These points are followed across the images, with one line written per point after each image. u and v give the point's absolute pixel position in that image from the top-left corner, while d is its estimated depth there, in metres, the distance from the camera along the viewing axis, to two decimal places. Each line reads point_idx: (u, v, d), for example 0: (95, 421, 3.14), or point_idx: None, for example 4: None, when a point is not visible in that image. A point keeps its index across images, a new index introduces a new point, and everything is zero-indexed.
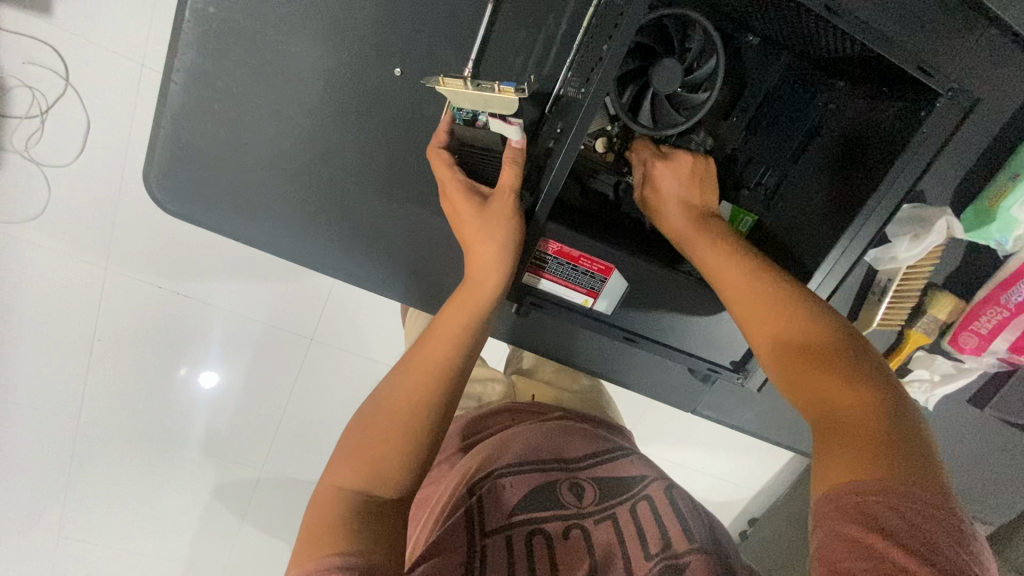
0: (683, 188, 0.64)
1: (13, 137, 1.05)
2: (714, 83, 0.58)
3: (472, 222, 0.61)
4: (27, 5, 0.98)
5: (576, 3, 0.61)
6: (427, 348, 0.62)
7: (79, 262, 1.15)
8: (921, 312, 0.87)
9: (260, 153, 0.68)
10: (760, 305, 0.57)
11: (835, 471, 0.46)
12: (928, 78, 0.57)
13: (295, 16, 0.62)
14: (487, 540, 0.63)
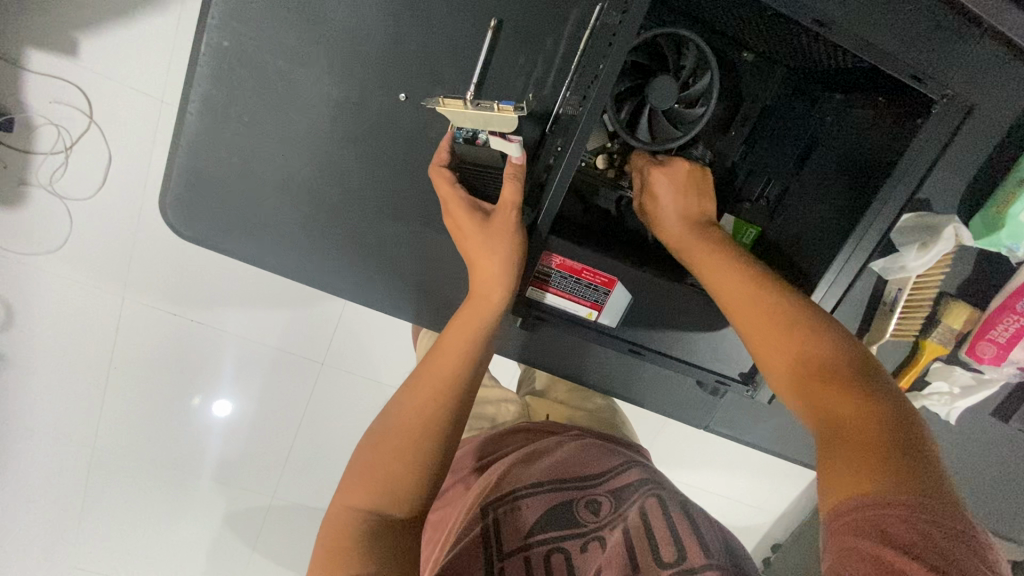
0: (678, 197, 0.63)
1: (39, 172, 1.10)
2: (710, 99, 0.60)
3: (476, 238, 0.62)
4: (56, 48, 1.03)
5: (572, 27, 0.64)
6: (432, 364, 0.62)
7: (98, 291, 1.18)
8: (936, 321, 0.86)
9: (270, 180, 0.70)
10: (763, 316, 0.57)
11: (843, 486, 0.45)
12: (922, 87, 0.57)
13: (304, 47, 0.64)
14: (506, 561, 0.62)
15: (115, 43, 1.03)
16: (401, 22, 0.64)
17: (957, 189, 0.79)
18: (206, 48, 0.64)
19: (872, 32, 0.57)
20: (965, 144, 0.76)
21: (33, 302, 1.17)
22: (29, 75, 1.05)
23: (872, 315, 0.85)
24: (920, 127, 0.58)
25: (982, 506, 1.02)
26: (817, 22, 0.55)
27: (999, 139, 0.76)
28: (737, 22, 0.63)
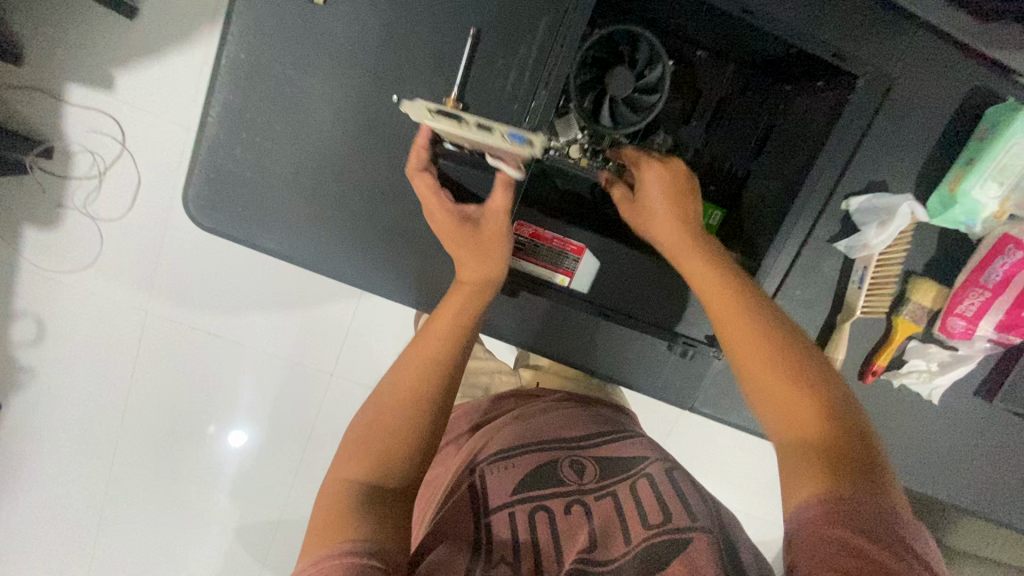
0: (669, 200, 0.68)
1: (75, 197, 1.23)
2: (663, 86, 0.68)
3: (469, 245, 0.71)
4: (96, 83, 1.17)
5: (542, 31, 0.73)
6: (426, 337, 0.70)
7: (127, 301, 1.29)
8: (905, 298, 0.90)
9: (279, 176, 0.79)
10: (745, 321, 0.63)
11: (813, 489, 0.54)
12: (844, 63, 0.65)
13: (309, 58, 0.74)
14: (491, 517, 0.66)
15: (147, 76, 1.16)
16: (393, 35, 0.74)
17: (914, 170, 0.84)
18: (226, 62, 0.74)
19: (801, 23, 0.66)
20: (917, 125, 0.82)
21: (65, 315, 1.30)
22: (72, 108, 1.18)
23: (843, 291, 0.89)
24: (849, 103, 0.66)
25: (980, 490, 1.01)
26: (744, 9, 0.63)
27: (948, 122, 0.82)
28: (686, 20, 0.71)
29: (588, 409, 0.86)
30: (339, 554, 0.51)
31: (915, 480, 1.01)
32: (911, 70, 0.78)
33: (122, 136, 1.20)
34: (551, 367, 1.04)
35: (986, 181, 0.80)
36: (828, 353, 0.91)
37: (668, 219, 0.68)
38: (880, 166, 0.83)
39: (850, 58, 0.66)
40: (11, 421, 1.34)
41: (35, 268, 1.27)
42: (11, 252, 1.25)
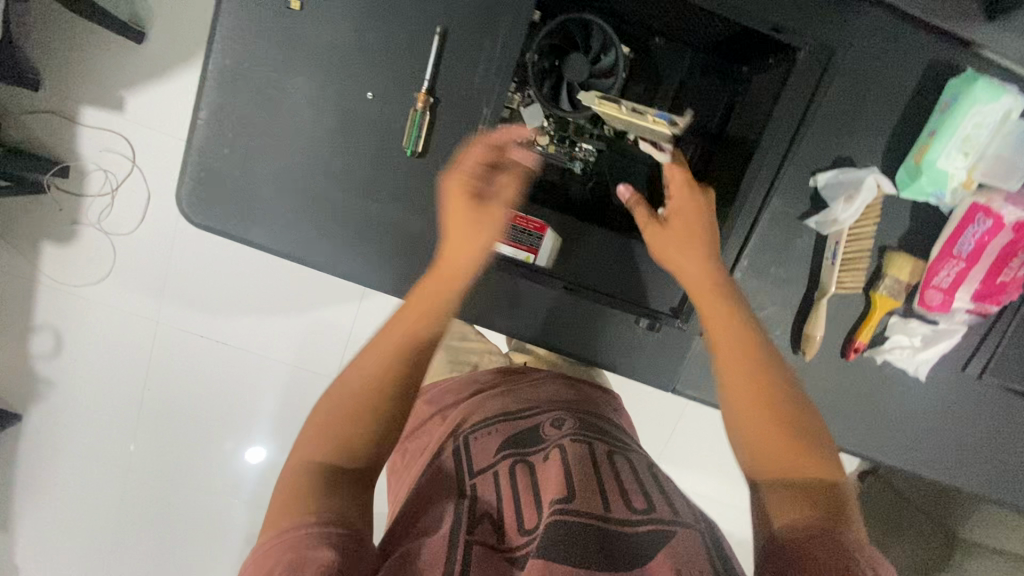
0: (688, 242, 0.74)
1: (89, 213, 1.30)
2: (617, 70, 0.72)
3: (470, 219, 0.74)
4: (107, 104, 1.25)
5: (505, 26, 0.77)
6: (415, 301, 0.72)
7: (138, 309, 1.35)
8: (881, 273, 0.90)
9: (265, 174, 0.84)
10: (736, 340, 0.70)
11: (784, 510, 0.60)
12: (785, 37, 0.69)
13: (288, 62, 0.79)
14: (475, 477, 0.66)
15: (153, 96, 1.24)
16: (366, 37, 0.78)
17: (879, 144, 0.85)
18: (213, 69, 0.79)
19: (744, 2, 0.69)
20: (879, 99, 0.83)
21: (80, 325, 1.36)
22: (87, 129, 1.26)
23: (818, 268, 0.91)
24: (794, 72, 0.70)
25: (974, 467, 1.00)
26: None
27: (910, 96, 0.83)
28: (639, 8, 0.75)
29: (577, 387, 0.87)
30: (304, 529, 0.54)
31: (906, 459, 1.00)
32: (867, 46, 0.81)
33: (130, 153, 1.27)
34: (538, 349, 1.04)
35: (950, 151, 0.81)
36: (806, 330, 0.91)
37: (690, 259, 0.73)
38: (846, 141, 0.85)
39: (790, 31, 0.69)
40: (32, 429, 1.41)
41: (52, 282, 1.34)
42: (32, 267, 1.33)
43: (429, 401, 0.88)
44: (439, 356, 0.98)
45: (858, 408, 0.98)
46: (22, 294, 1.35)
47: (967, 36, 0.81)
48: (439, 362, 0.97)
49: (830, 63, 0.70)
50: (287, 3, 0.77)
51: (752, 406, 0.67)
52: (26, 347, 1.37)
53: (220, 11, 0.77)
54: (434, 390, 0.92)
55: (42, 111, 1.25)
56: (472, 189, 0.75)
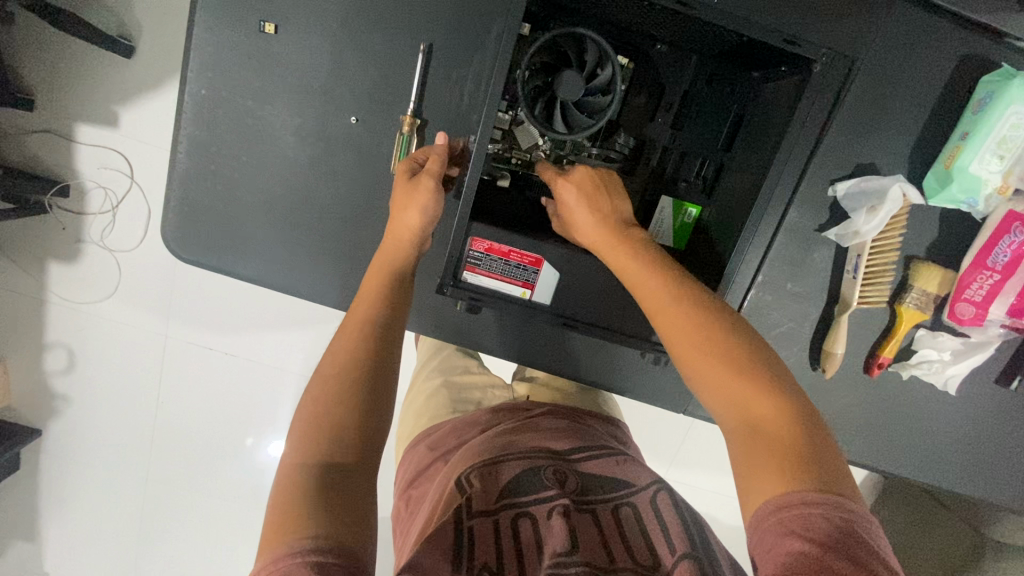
0: (587, 198, 0.64)
1: (91, 231, 1.27)
2: (615, 87, 0.66)
3: (402, 193, 0.68)
4: (98, 120, 1.20)
5: (494, 42, 0.73)
6: (350, 317, 0.65)
7: (142, 328, 1.34)
8: (908, 286, 0.84)
9: (251, 203, 0.80)
10: (655, 295, 0.60)
11: (759, 491, 0.50)
12: (796, 49, 0.66)
13: (268, 87, 0.75)
14: (474, 519, 0.61)
15: (145, 111, 1.19)
16: (346, 57, 0.74)
17: (904, 149, 0.79)
18: (190, 97, 0.75)
19: (748, 13, 0.66)
20: (903, 101, 0.77)
21: (89, 343, 1.35)
22: (81, 146, 1.22)
23: (839, 282, 0.85)
24: (810, 82, 0.65)
25: (1005, 484, 0.94)
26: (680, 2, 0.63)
27: (939, 95, 0.77)
28: (636, 16, 0.69)
29: (579, 424, 0.83)
30: (297, 557, 0.45)
31: (932, 475, 0.94)
32: (889, 45, 0.74)
33: (129, 169, 1.23)
34: (545, 380, 1.00)
35: (983, 155, 0.74)
36: (826, 347, 0.85)
37: (591, 218, 0.64)
38: (868, 147, 0.78)
39: (802, 41, 0.66)
40: (51, 445, 1.42)
41: (60, 300, 1.33)
42: (39, 285, 1.32)
43: (432, 444, 0.84)
44: (442, 395, 0.95)
45: (881, 424, 0.92)
46: (31, 314, 1.34)
47: (1001, 28, 0.74)
48: (442, 401, 0.94)
49: (845, 73, 0.67)
50: (262, 26, 0.73)
51: (697, 373, 0.57)
52: (38, 367, 1.37)
53: (194, 36, 0.73)
54: (435, 431, 0.88)
55: (39, 126, 1.20)
56: (406, 169, 0.70)
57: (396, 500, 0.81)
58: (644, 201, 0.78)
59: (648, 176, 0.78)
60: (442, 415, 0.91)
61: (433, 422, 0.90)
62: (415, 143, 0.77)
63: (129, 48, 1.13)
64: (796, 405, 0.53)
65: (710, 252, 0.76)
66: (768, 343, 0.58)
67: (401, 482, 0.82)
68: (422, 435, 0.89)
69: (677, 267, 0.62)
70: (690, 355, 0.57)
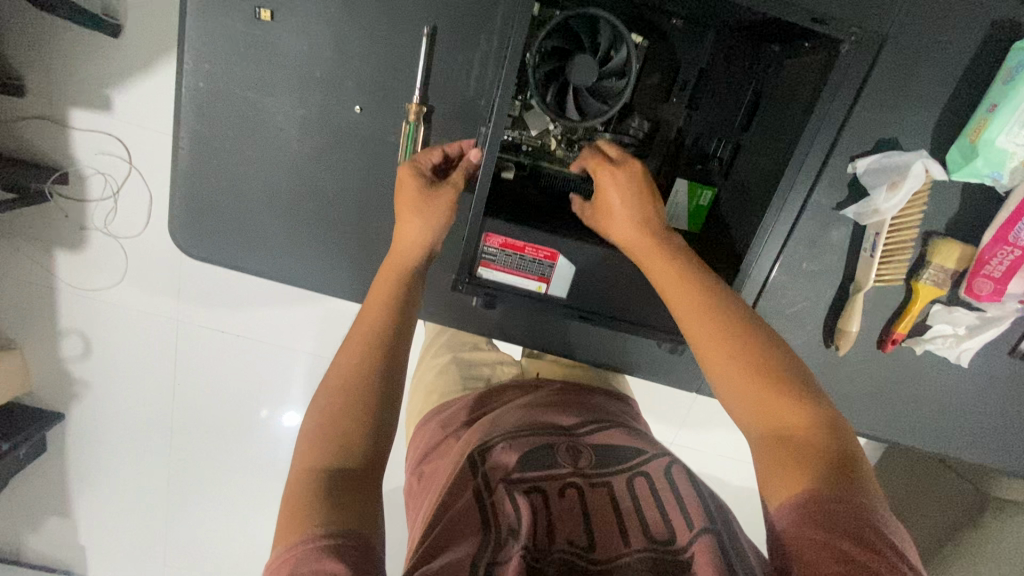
0: (630, 203, 0.59)
1: (94, 217, 1.25)
2: (630, 69, 0.63)
3: (415, 212, 0.67)
4: (93, 105, 1.16)
5: (501, 22, 0.70)
6: (361, 323, 0.65)
7: (155, 313, 1.35)
8: (925, 262, 0.83)
9: (259, 199, 0.79)
10: (685, 298, 0.59)
11: (781, 488, 0.51)
12: (823, 26, 0.62)
13: (266, 77, 0.72)
14: (495, 493, 0.62)
15: (140, 93, 1.15)
16: (347, 43, 0.70)
17: (927, 122, 0.76)
18: (188, 90, 0.73)
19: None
20: (929, 70, 0.73)
21: (103, 327, 1.36)
22: (76, 132, 1.18)
23: (855, 261, 0.84)
24: (836, 65, 0.62)
25: (1016, 450, 0.95)
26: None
27: (967, 66, 0.73)
28: None
29: (588, 399, 0.84)
30: (308, 544, 0.47)
31: (942, 443, 0.96)
32: (914, 12, 0.70)
33: (128, 154, 1.20)
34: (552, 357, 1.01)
35: (1013, 126, 0.70)
36: (840, 326, 0.86)
37: (629, 223, 0.60)
38: (889, 120, 0.76)
39: (829, 19, 0.62)
40: (75, 429, 1.45)
41: (72, 288, 1.32)
42: (47, 272, 1.31)
43: (441, 423, 0.85)
44: (451, 371, 0.96)
45: (893, 396, 0.93)
46: (42, 301, 1.34)
47: None
48: (452, 377, 0.95)
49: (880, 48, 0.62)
50: (257, 13, 0.69)
51: (724, 378, 0.57)
52: (54, 351, 1.38)
53: (185, 26, 0.70)
54: (446, 408, 0.88)
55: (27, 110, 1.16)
56: (418, 182, 0.68)
57: (408, 476, 0.82)
58: (658, 182, 0.76)
59: (662, 158, 0.76)
60: (452, 393, 0.91)
61: (444, 400, 0.90)
62: (423, 131, 0.74)
63: (116, 26, 1.08)
64: (821, 414, 0.54)
65: (727, 233, 0.75)
66: (793, 353, 0.58)
67: (414, 456, 0.84)
68: (433, 412, 0.89)
69: (704, 271, 0.61)
70: (717, 358, 0.57)
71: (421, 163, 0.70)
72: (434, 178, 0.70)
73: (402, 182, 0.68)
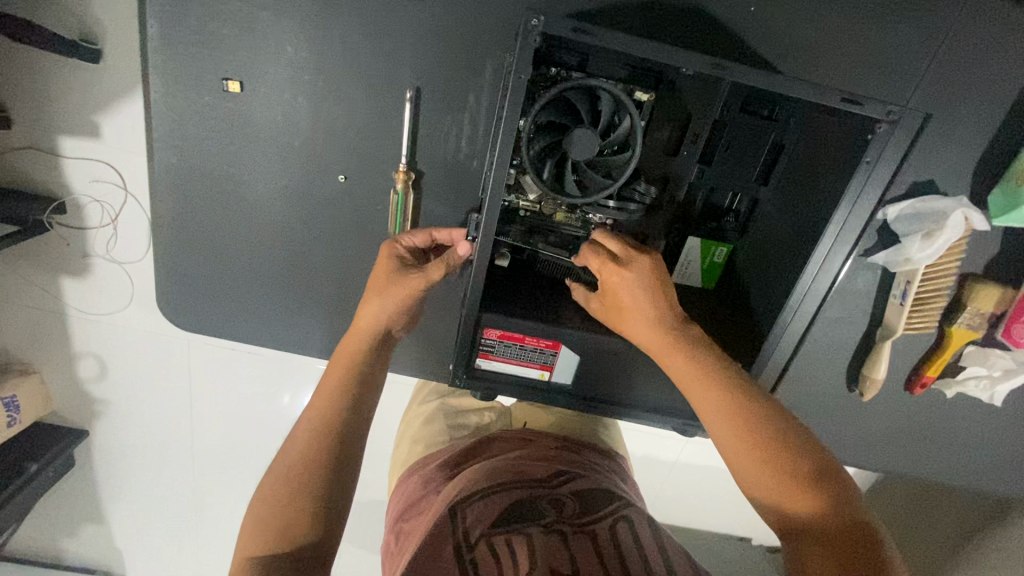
0: (642, 295, 0.56)
1: (92, 244, 0.93)
2: (635, 140, 0.57)
3: (379, 294, 0.62)
4: (79, 129, 0.85)
5: (490, 81, 0.63)
6: (315, 399, 0.60)
7: (170, 360, 1.06)
8: (960, 306, 0.76)
9: (245, 270, 0.75)
10: (699, 387, 0.56)
11: None
12: (861, 106, 0.56)
13: (241, 150, 0.67)
14: (475, 548, 0.55)
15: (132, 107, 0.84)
16: (324, 110, 0.65)
17: (968, 164, 0.68)
18: (160, 165, 0.68)
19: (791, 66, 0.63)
20: (974, 108, 0.65)
21: (132, 369, 1.08)
22: (65, 160, 0.87)
23: (882, 309, 0.78)
24: (872, 146, 0.58)
25: None
26: (715, 65, 0.54)
27: (1016, 103, 0.65)
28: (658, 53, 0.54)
29: (579, 456, 0.78)
30: None
31: (971, 482, 0.92)
32: (953, 49, 0.62)
33: (121, 175, 0.88)
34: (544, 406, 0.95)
35: None
36: (866, 372, 0.80)
37: (641, 317, 0.56)
38: (925, 163, 0.68)
39: (867, 97, 0.56)
40: None
41: (84, 316, 1.01)
42: (55, 301, 1.00)
43: (421, 477, 0.78)
44: (437, 420, 0.90)
45: (920, 438, 0.89)
46: (59, 333, 1.04)
47: None
48: (438, 427, 0.88)
49: (920, 124, 0.58)
50: (225, 85, 0.63)
51: (747, 473, 0.54)
52: (77, 381, 1.09)
53: (150, 100, 0.64)
54: (426, 460, 0.82)
55: (18, 106, 0.82)
56: (391, 263, 0.63)
57: (386, 534, 0.75)
58: (668, 240, 0.71)
59: (672, 215, 0.70)
60: (438, 444, 0.84)
61: (428, 452, 0.84)
62: (413, 197, 0.70)
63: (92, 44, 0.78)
64: (851, 509, 0.51)
65: (743, 293, 0.73)
66: (814, 438, 0.55)
67: (393, 513, 0.76)
68: (416, 465, 0.82)
69: (719, 357, 0.57)
70: (733, 446, 0.54)
71: (402, 243, 0.65)
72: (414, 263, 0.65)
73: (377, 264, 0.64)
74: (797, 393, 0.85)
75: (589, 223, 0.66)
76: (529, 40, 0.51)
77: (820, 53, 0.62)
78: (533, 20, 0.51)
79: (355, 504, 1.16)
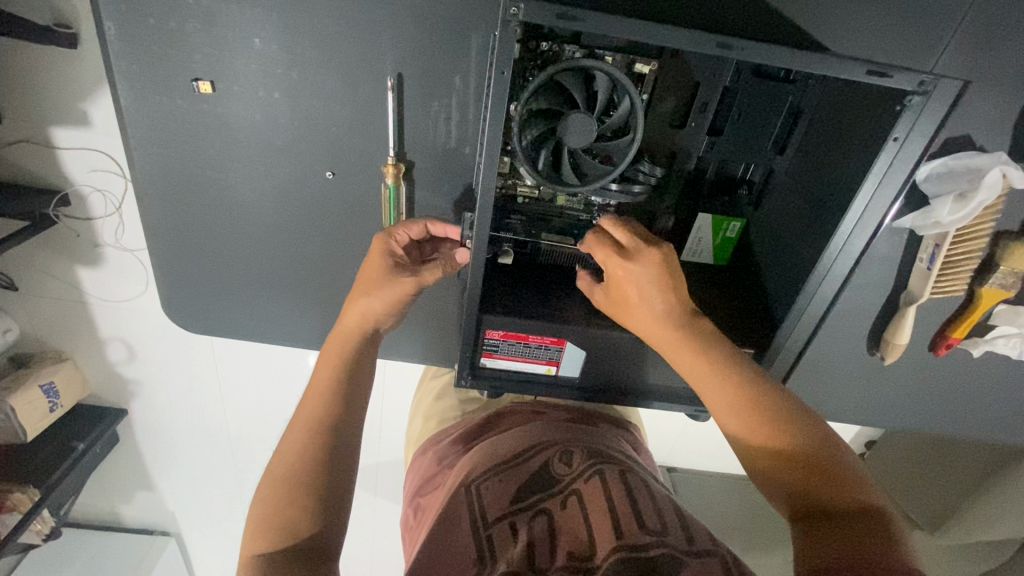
0: (649, 286, 0.53)
1: (100, 235, 0.90)
2: (635, 124, 0.53)
3: (374, 296, 0.60)
4: (66, 118, 0.79)
5: (477, 61, 0.58)
6: (307, 402, 0.59)
7: (193, 345, 1.05)
8: (993, 266, 0.71)
9: (241, 269, 0.73)
10: (711, 378, 0.54)
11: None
12: (887, 77, 0.51)
13: (221, 151, 0.64)
14: (492, 528, 0.51)
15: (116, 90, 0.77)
16: (302, 105, 0.61)
17: (1010, 115, 0.62)
18: (142, 171, 0.65)
19: (812, 22, 0.56)
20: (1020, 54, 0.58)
21: (158, 353, 1.07)
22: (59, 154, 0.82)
23: (906, 271, 0.74)
24: (901, 120, 0.53)
25: None
26: (720, 43, 0.49)
27: None
28: (660, 32, 0.48)
29: (594, 421, 0.73)
30: None
31: (992, 434, 0.90)
32: None
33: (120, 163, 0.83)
34: None
35: None
36: (887, 337, 0.77)
37: (646, 310, 0.54)
38: (960, 117, 0.62)
39: (894, 66, 0.51)
40: None
41: (104, 305, 0.99)
42: (71, 292, 0.98)
43: (435, 454, 0.75)
44: (449, 395, 0.88)
45: (940, 395, 0.86)
46: (81, 324, 1.03)
47: None
48: (450, 403, 0.87)
49: (960, 93, 0.51)
50: (196, 87, 0.60)
51: (758, 464, 0.52)
52: (107, 368, 1.10)
53: (121, 102, 0.61)
54: (440, 437, 0.79)
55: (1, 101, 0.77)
56: (386, 261, 0.61)
57: (405, 507, 0.73)
58: (676, 216, 0.68)
59: (680, 190, 0.65)
60: (450, 420, 0.83)
61: (440, 427, 0.82)
62: (405, 189, 0.66)
63: (61, 26, 0.71)
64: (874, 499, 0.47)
65: (758, 270, 0.69)
66: (832, 430, 0.51)
67: (410, 489, 0.75)
68: (430, 440, 0.80)
69: (732, 349, 0.55)
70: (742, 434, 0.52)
71: (396, 237, 0.62)
72: (407, 259, 0.63)
73: (370, 258, 0.61)
74: (812, 359, 0.82)
75: (591, 205, 0.63)
76: (509, 32, 0.46)
77: (847, 10, 0.56)
78: (511, 9, 0.45)
79: (379, 470, 1.20)
